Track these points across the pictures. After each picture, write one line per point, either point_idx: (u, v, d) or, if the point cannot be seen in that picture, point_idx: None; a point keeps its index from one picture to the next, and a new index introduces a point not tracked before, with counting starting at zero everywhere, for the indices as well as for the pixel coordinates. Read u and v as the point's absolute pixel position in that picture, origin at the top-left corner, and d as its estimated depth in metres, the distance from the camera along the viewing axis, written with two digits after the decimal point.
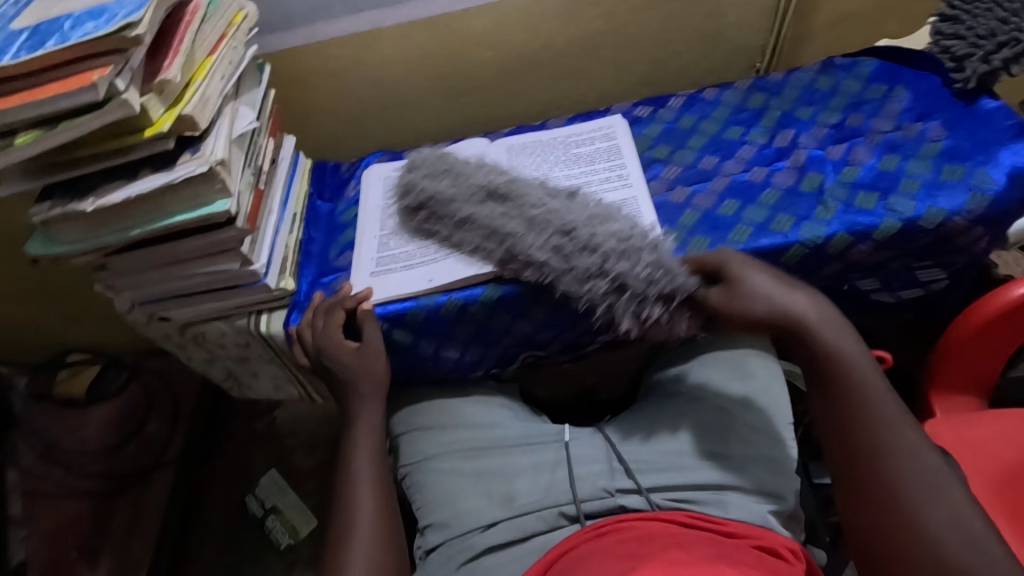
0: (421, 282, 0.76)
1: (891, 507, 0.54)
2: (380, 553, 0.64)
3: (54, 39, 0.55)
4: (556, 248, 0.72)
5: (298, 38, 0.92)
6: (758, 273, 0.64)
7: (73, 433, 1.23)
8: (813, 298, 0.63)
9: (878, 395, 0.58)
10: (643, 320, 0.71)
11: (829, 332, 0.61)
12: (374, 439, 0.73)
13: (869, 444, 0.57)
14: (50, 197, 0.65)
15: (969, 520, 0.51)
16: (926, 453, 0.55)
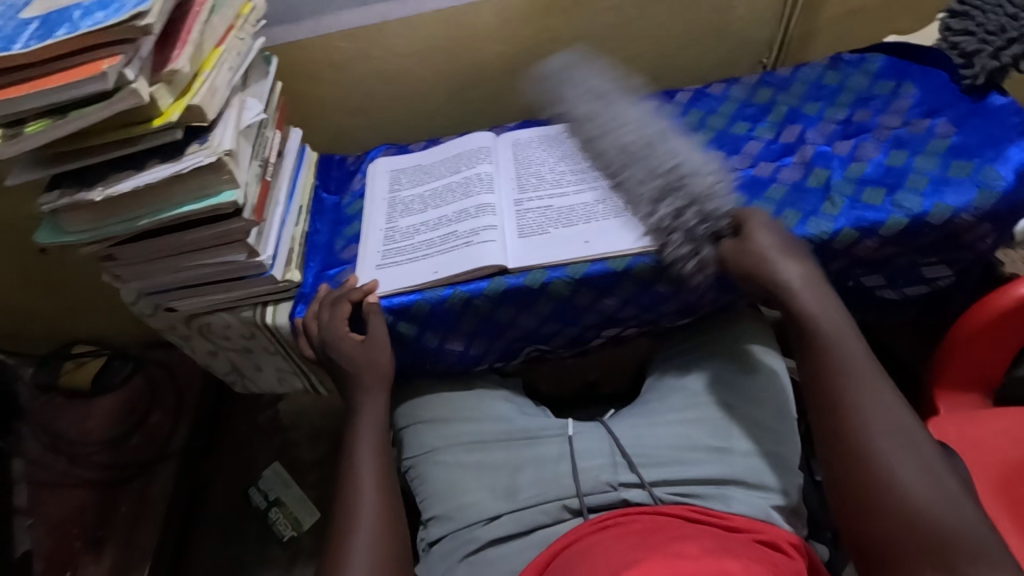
0: (427, 274, 0.76)
1: (862, 459, 0.56)
2: (384, 542, 0.64)
3: (63, 29, 0.55)
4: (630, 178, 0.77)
5: (304, 30, 0.92)
6: (761, 231, 0.68)
7: (78, 424, 1.28)
8: (804, 264, 0.67)
9: (858, 354, 0.61)
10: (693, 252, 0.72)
11: (812, 293, 0.65)
12: (377, 432, 0.73)
13: (848, 397, 0.59)
14: (58, 186, 0.66)
15: (943, 478, 0.54)
16: (901, 410, 0.58)
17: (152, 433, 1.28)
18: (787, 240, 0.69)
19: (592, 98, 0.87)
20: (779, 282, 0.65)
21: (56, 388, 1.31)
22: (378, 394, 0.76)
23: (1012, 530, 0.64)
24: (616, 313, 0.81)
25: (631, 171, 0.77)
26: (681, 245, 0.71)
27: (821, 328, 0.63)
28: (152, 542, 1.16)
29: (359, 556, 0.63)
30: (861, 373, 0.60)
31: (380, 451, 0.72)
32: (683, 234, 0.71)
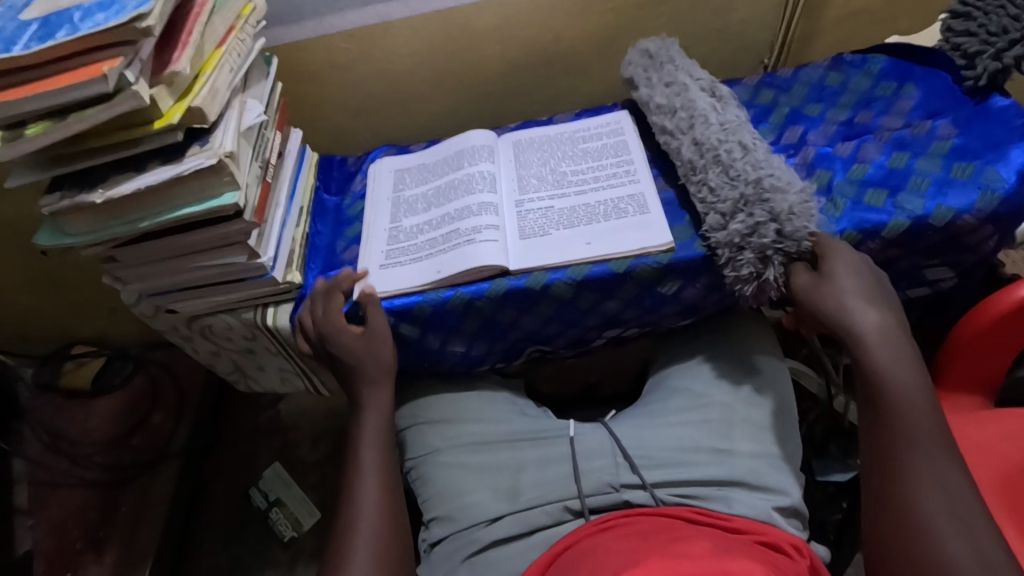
0: (429, 274, 0.76)
1: (909, 523, 0.56)
2: (386, 540, 0.64)
3: (64, 31, 0.54)
4: (710, 186, 0.73)
5: (305, 31, 0.92)
6: (841, 273, 0.66)
7: (78, 424, 1.27)
8: (881, 317, 0.64)
9: (925, 422, 0.59)
10: (758, 278, 0.69)
11: (887, 351, 0.62)
12: (380, 433, 0.73)
13: (907, 461, 0.58)
14: (58, 187, 0.65)
15: (985, 543, 0.53)
16: (963, 483, 0.56)
17: (153, 433, 1.28)
18: (871, 289, 0.66)
19: (671, 88, 0.83)
20: (850, 332, 0.64)
21: (57, 388, 1.31)
22: (382, 394, 0.75)
23: (1014, 532, 0.64)
24: (618, 314, 0.81)
25: (711, 175, 0.73)
26: (749, 264, 0.69)
27: (892, 388, 0.61)
28: (153, 542, 1.16)
29: (360, 556, 0.62)
30: (926, 441, 0.58)
31: (385, 451, 0.71)
32: (754, 253, 0.68)
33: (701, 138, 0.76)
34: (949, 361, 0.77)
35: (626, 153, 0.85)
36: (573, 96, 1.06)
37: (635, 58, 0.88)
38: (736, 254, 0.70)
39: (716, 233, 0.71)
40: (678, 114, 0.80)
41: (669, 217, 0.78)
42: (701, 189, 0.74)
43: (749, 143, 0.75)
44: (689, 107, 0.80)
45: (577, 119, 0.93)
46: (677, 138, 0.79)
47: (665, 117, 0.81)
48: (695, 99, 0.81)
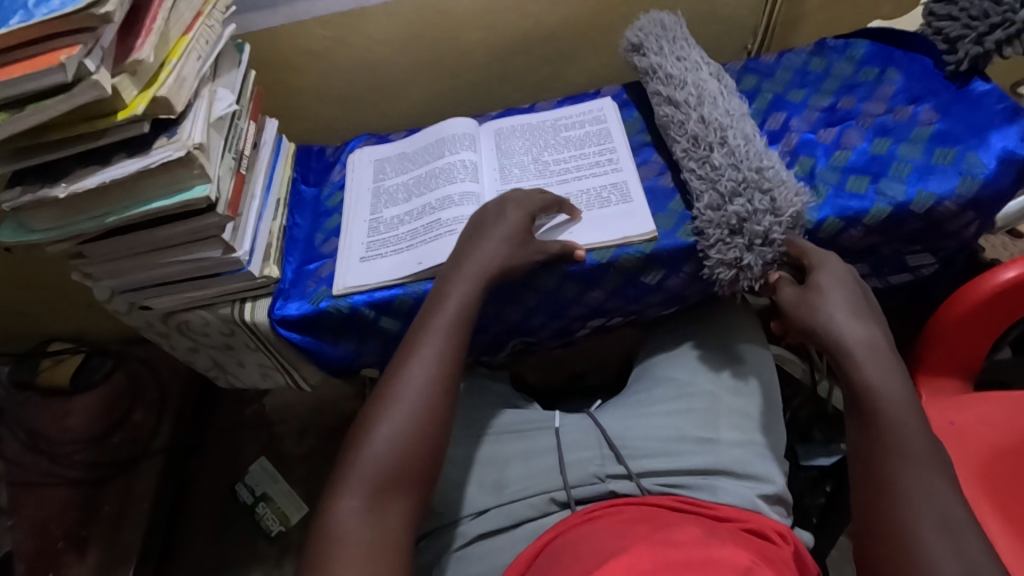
0: (410, 265, 0.75)
1: (896, 540, 0.51)
2: (422, 425, 0.59)
3: (17, 17, 0.52)
4: (710, 168, 0.73)
5: (279, 17, 0.89)
6: (828, 285, 0.64)
7: (57, 422, 1.25)
8: (870, 332, 0.61)
9: (917, 439, 0.55)
10: (739, 266, 0.70)
11: (876, 365, 0.59)
12: (457, 319, 0.65)
13: (900, 481, 0.53)
14: (20, 181, 0.63)
15: (979, 560, 0.48)
16: (956, 504, 0.52)
17: (134, 430, 1.25)
18: (860, 304, 0.63)
19: (683, 63, 0.81)
20: (838, 346, 0.61)
21: (34, 386, 1.28)
22: (468, 281, 0.67)
23: (991, 517, 0.66)
24: (602, 304, 0.80)
25: (712, 157, 0.73)
26: (736, 250, 0.69)
27: (881, 405, 0.57)
28: (136, 541, 1.14)
29: (391, 430, 0.58)
30: (917, 458, 0.54)
31: (454, 338, 0.64)
32: (744, 240, 0.69)
33: (709, 117, 0.75)
34: (929, 349, 0.78)
35: (608, 142, 0.84)
36: (556, 83, 1.05)
37: (647, 25, 0.85)
38: (725, 237, 0.70)
39: (709, 212, 0.71)
40: (688, 88, 0.78)
41: (652, 206, 0.77)
42: (702, 167, 0.74)
43: (752, 132, 0.75)
44: (699, 86, 0.79)
45: (559, 106, 0.91)
46: (683, 112, 0.77)
47: (674, 89, 0.79)
48: (705, 80, 0.80)
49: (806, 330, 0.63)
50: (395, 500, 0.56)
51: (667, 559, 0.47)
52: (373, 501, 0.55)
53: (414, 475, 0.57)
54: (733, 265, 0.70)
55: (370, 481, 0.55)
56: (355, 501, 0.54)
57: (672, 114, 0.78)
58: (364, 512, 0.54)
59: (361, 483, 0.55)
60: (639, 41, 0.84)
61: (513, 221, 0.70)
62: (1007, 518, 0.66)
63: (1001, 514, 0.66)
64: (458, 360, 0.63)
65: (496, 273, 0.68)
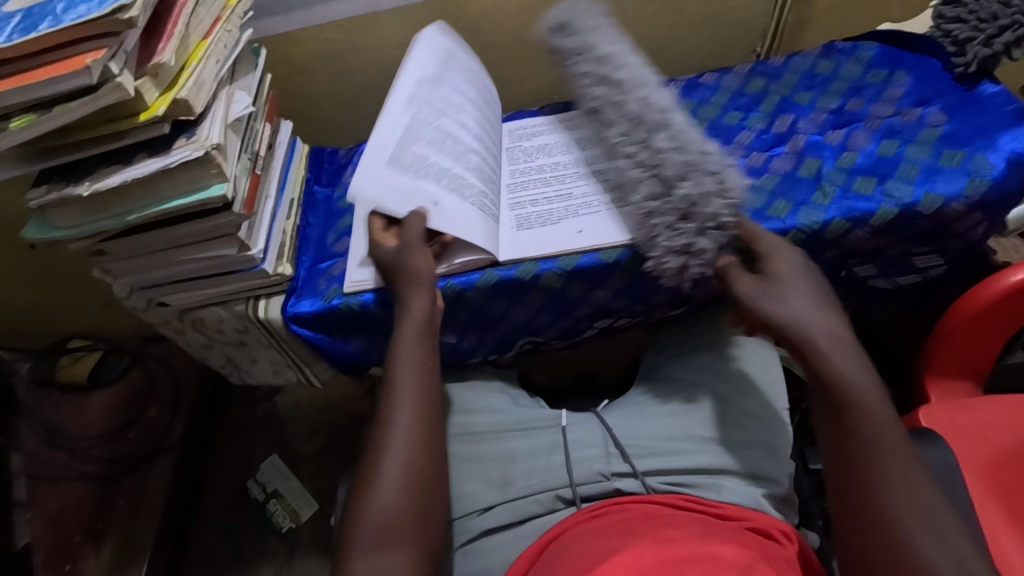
0: (427, 202, 0.72)
1: (890, 537, 0.51)
2: (415, 468, 0.61)
3: (46, 22, 0.54)
4: (651, 152, 0.71)
5: (294, 22, 0.91)
6: (779, 279, 0.63)
7: (75, 417, 1.28)
8: (832, 324, 0.61)
9: (884, 427, 0.55)
10: (687, 251, 0.68)
11: (843, 357, 0.59)
12: (420, 353, 0.68)
13: (877, 471, 0.54)
14: (46, 180, 0.65)
15: (963, 551, 0.49)
16: (930, 493, 0.52)
17: (150, 426, 1.28)
18: (814, 293, 0.63)
19: (617, 45, 0.81)
20: (796, 338, 0.60)
21: (54, 382, 1.31)
22: (423, 323, 0.69)
23: (998, 518, 0.66)
24: (608, 304, 0.81)
25: (656, 139, 0.72)
26: (687, 236, 0.67)
27: (853, 395, 0.57)
28: (152, 534, 1.16)
29: (386, 482, 0.59)
30: (894, 447, 0.54)
31: (424, 379, 0.66)
32: (696, 224, 0.67)
33: (647, 99, 0.75)
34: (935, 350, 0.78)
35: None
36: (565, 86, 1.06)
37: (569, 8, 0.85)
38: (674, 223, 0.68)
39: (655, 200, 0.70)
40: (620, 70, 0.78)
41: None
42: (641, 151, 0.72)
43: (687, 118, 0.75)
44: (631, 69, 0.78)
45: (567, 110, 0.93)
46: (618, 94, 0.77)
47: (607, 70, 0.79)
48: (640, 65, 0.80)
49: (769, 321, 0.62)
50: (398, 551, 0.56)
51: (665, 558, 0.48)
52: (380, 559, 0.55)
53: (415, 515, 0.59)
54: (681, 252, 0.68)
55: (371, 537, 0.56)
56: (363, 563, 0.55)
57: (606, 96, 0.77)
58: (376, 565, 0.55)
59: (364, 542, 0.56)
60: (567, 23, 0.84)
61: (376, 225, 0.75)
62: (1014, 519, 0.66)
63: (1007, 517, 0.66)
64: (432, 393, 0.66)
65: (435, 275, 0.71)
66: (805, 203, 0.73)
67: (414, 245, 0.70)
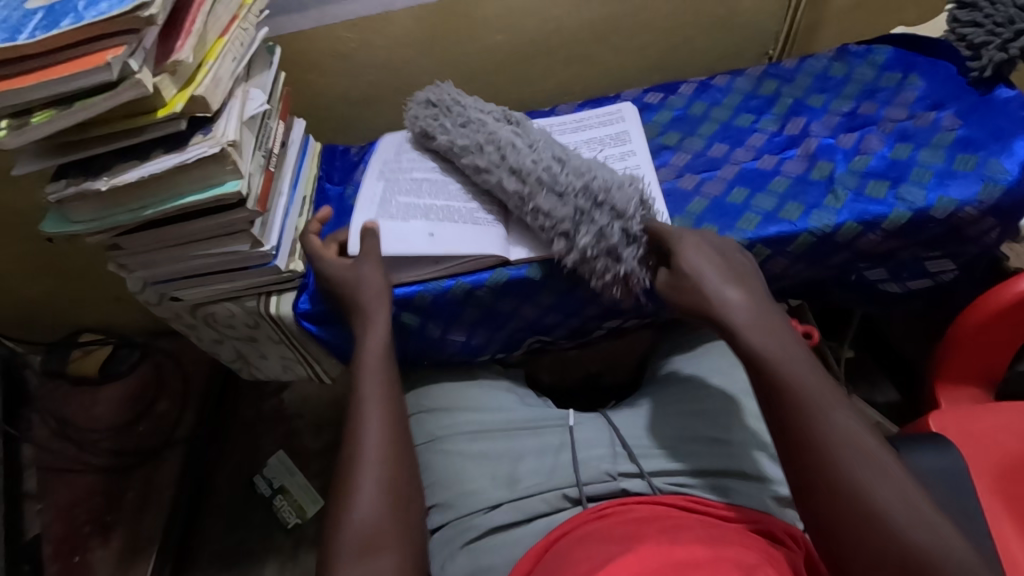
0: (421, 236, 0.75)
1: (843, 491, 0.48)
2: (391, 477, 0.60)
3: (69, 19, 0.55)
4: (543, 212, 0.72)
5: (308, 21, 0.91)
6: (696, 259, 0.63)
7: (85, 410, 1.29)
8: (745, 294, 0.61)
9: (808, 375, 0.54)
10: (621, 277, 0.71)
11: (760, 325, 0.58)
12: (381, 359, 0.68)
13: (815, 426, 0.51)
14: (65, 175, 0.66)
15: (908, 488, 0.48)
16: (867, 434, 0.51)
17: (159, 420, 1.29)
18: (731, 266, 0.63)
19: (463, 123, 0.81)
20: (720, 313, 0.59)
21: (65, 375, 1.33)
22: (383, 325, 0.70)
23: (1007, 526, 0.65)
24: (617, 304, 0.81)
25: (541, 200, 0.72)
26: (608, 267, 0.71)
27: (772, 360, 0.55)
28: (160, 527, 1.17)
29: (366, 492, 0.59)
30: (823, 399, 0.52)
31: (389, 384, 0.67)
32: (607, 255, 0.70)
33: (516, 165, 0.74)
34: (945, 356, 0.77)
35: (626, 143, 0.85)
36: (576, 86, 1.06)
37: (418, 109, 0.85)
38: (592, 262, 0.71)
39: (566, 252, 0.72)
40: (484, 150, 0.77)
41: (670, 208, 0.78)
42: (535, 215, 0.73)
43: (560, 156, 0.75)
44: (490, 137, 0.78)
45: (579, 110, 0.92)
46: (489, 172, 0.76)
47: (473, 153, 0.77)
48: (495, 128, 0.79)
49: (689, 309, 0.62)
50: (382, 555, 0.56)
51: (671, 560, 0.48)
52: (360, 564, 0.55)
53: (396, 523, 0.58)
54: (615, 278, 0.72)
55: (354, 548, 0.56)
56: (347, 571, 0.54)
57: (486, 177, 0.76)
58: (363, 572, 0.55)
59: (350, 551, 0.55)
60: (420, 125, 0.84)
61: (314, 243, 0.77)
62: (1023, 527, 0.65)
63: (1017, 525, 0.65)
64: (398, 398, 0.67)
65: (387, 290, 0.72)
66: (819, 206, 0.73)
67: (373, 261, 0.73)
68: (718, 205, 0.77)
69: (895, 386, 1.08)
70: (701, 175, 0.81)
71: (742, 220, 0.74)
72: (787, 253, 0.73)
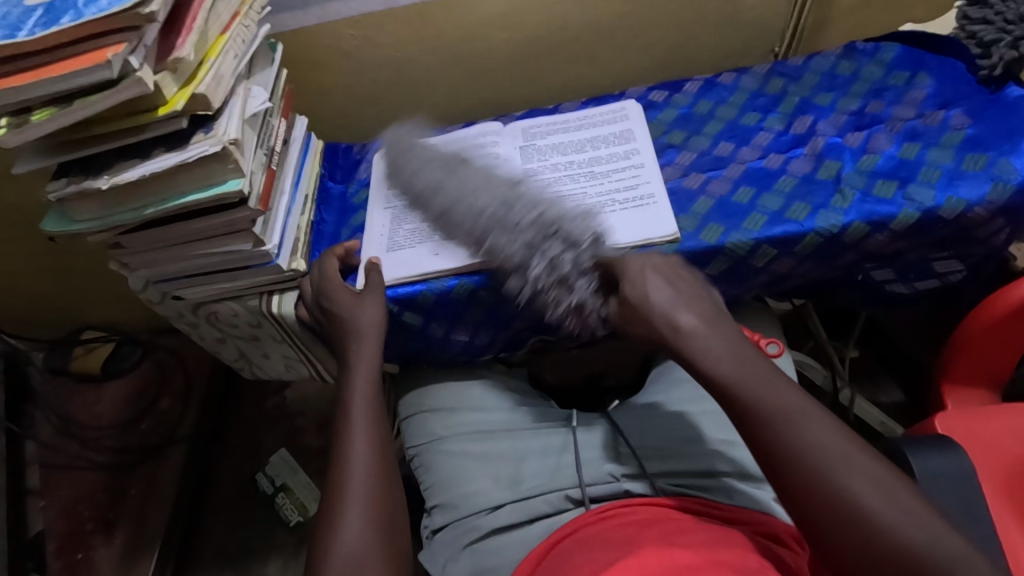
0: (426, 256, 0.77)
1: (828, 502, 0.46)
2: (377, 507, 0.58)
3: (68, 17, 0.54)
4: (498, 247, 0.72)
5: (310, 18, 0.91)
6: (640, 288, 0.60)
7: (88, 408, 1.29)
8: (697, 311, 0.57)
9: (769, 393, 0.51)
10: (574, 308, 0.68)
11: (714, 339, 0.55)
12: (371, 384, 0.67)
13: (790, 438, 0.49)
14: (66, 174, 0.66)
15: (883, 475, 0.47)
16: (839, 439, 0.49)
17: (161, 418, 1.29)
18: (679, 288, 0.59)
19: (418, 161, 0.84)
20: (674, 343, 0.56)
21: (68, 373, 1.33)
22: (372, 345, 0.70)
23: (1013, 529, 0.65)
24: None
25: (495, 236, 0.72)
26: (561, 298, 0.69)
27: (730, 379, 0.52)
28: (163, 524, 1.18)
29: (354, 520, 0.56)
30: (791, 407, 0.50)
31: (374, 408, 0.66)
32: (558, 286, 0.68)
33: (467, 205, 0.74)
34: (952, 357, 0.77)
35: (631, 142, 0.84)
36: (580, 84, 1.05)
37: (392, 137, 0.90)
38: (546, 293, 0.70)
39: (522, 285, 0.71)
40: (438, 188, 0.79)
41: (675, 208, 0.77)
42: (491, 252, 0.73)
43: (513, 189, 0.75)
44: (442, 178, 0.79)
45: (583, 108, 0.92)
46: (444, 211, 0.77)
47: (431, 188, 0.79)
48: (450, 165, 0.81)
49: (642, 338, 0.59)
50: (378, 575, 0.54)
51: (674, 564, 0.47)
52: None
53: (387, 545, 0.56)
54: (568, 309, 0.69)
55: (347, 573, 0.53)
56: None
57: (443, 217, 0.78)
58: None
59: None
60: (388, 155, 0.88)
61: (331, 268, 0.77)
62: None
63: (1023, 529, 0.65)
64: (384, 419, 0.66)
65: (384, 317, 0.72)
66: (826, 207, 0.72)
67: (377, 293, 0.74)
68: (724, 205, 0.76)
69: (899, 386, 1.07)
70: (706, 173, 0.80)
71: (748, 221, 0.73)
72: (793, 253, 0.73)
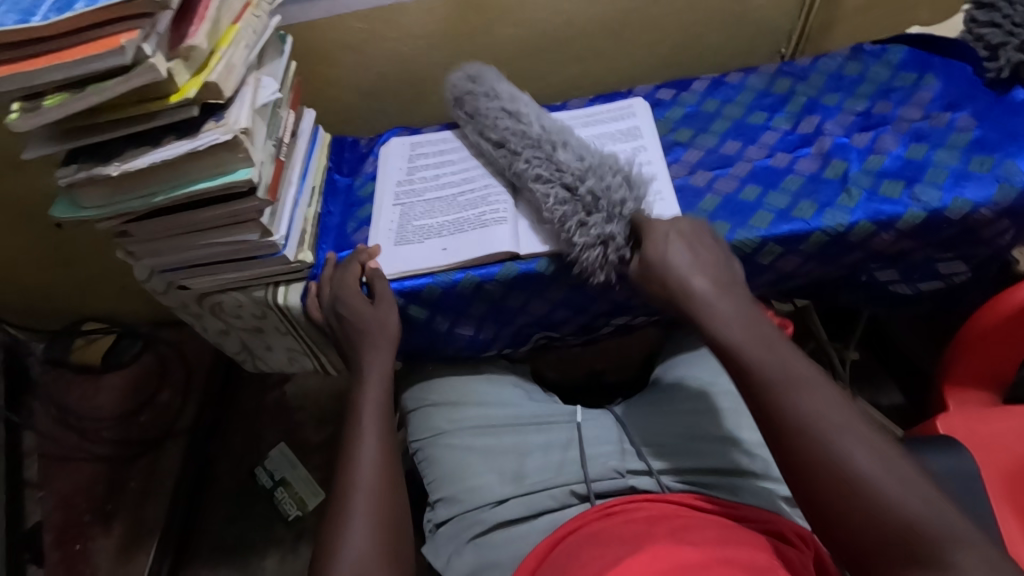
0: (435, 251, 0.77)
1: (822, 460, 0.48)
2: (382, 513, 0.60)
3: (82, 2, 0.54)
4: (544, 175, 0.73)
5: (319, 10, 0.91)
6: (663, 252, 0.65)
7: (88, 399, 1.29)
8: (715, 280, 0.62)
9: (781, 356, 0.55)
10: (609, 250, 0.70)
11: (730, 309, 0.59)
12: (382, 396, 0.70)
13: (790, 401, 0.52)
14: (75, 160, 0.66)
15: (886, 449, 0.48)
16: (840, 407, 0.51)
17: (161, 410, 1.29)
18: (698, 256, 0.64)
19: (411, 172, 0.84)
20: (691, 303, 0.61)
21: (67, 364, 1.33)
22: (384, 349, 0.73)
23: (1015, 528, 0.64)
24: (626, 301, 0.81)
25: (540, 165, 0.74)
26: (597, 228, 0.69)
27: (743, 341, 0.57)
28: (161, 517, 1.17)
29: (357, 528, 0.58)
30: (797, 374, 0.53)
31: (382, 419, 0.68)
32: (602, 215, 0.69)
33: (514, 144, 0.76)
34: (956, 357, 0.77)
35: (638, 139, 0.85)
36: (587, 81, 1.06)
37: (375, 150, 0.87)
38: (581, 222, 0.70)
39: (558, 212, 0.71)
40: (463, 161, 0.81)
41: (682, 205, 0.77)
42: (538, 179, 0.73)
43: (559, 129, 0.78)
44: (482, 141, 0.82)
45: (590, 104, 0.92)
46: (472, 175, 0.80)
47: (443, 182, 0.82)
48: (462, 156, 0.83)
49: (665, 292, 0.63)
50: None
51: (679, 561, 0.47)
52: None
53: (385, 552, 0.57)
54: (597, 244, 0.70)
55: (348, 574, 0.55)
56: None
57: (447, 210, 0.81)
58: None
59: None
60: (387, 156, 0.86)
61: (353, 277, 0.76)
62: None
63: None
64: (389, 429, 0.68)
65: (393, 305, 0.75)
66: (833, 205, 0.72)
67: (389, 302, 0.74)
68: (730, 203, 0.76)
69: (899, 388, 1.08)
70: (713, 171, 0.80)
71: (755, 218, 0.74)
72: (799, 251, 0.73)
